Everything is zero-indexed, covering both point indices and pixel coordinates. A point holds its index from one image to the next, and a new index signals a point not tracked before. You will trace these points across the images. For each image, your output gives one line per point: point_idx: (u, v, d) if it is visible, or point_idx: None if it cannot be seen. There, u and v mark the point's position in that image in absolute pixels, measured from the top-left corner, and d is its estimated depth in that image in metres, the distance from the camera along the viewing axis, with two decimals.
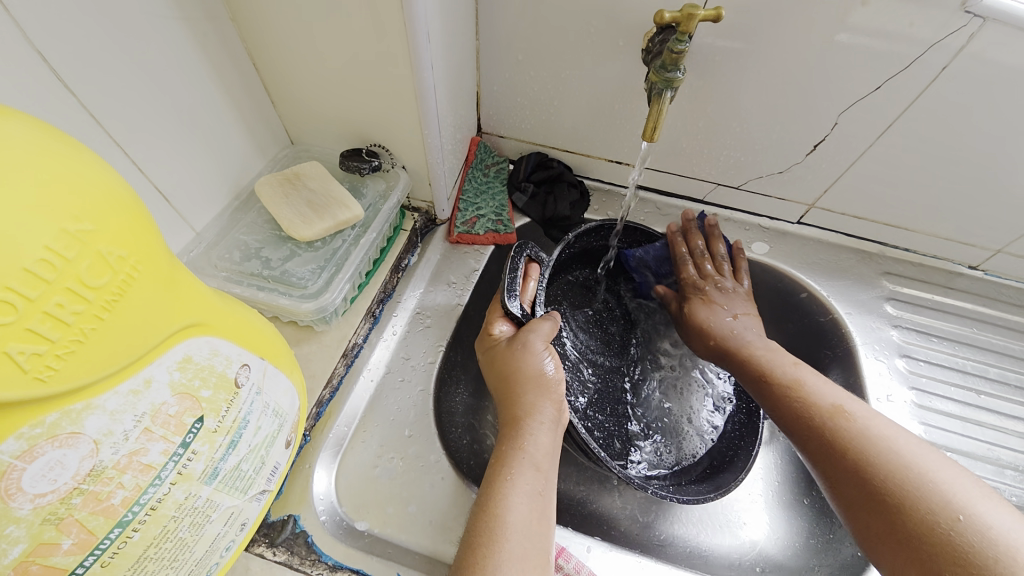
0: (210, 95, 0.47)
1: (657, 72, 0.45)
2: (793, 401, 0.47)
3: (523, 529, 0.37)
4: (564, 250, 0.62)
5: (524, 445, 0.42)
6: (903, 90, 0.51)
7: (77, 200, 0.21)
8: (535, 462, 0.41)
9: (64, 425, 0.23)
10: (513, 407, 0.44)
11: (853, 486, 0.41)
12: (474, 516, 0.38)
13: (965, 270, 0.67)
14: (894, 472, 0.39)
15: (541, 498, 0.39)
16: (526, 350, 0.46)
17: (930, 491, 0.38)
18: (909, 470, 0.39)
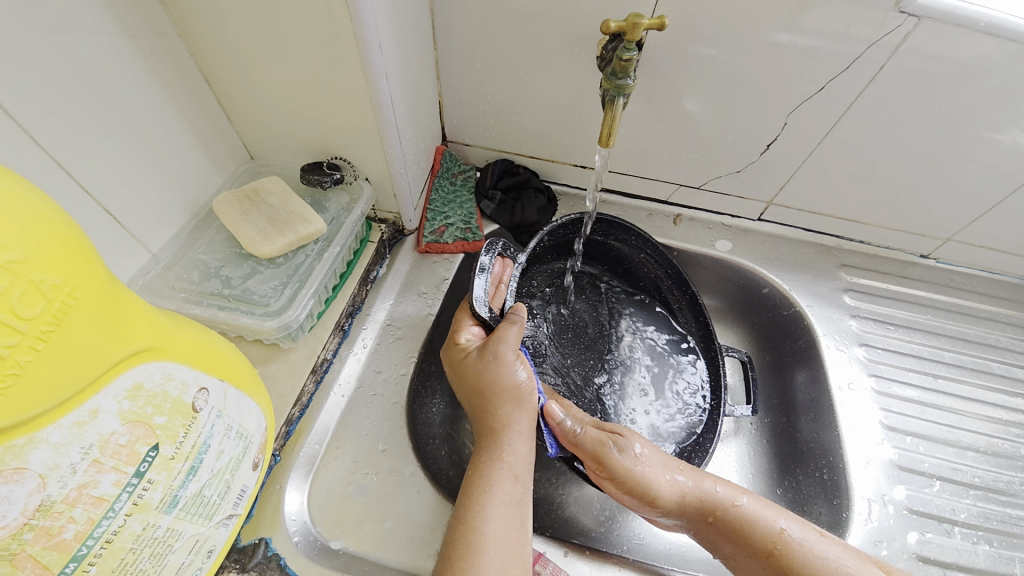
0: (163, 113, 0.46)
1: (608, 78, 0.46)
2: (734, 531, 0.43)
3: (501, 541, 0.37)
4: (538, 244, 0.62)
5: (502, 456, 0.42)
6: (844, 90, 0.53)
7: (5, 228, 0.21)
8: (513, 471, 0.41)
9: (6, 461, 0.22)
10: (490, 419, 0.44)
11: None
12: (452, 529, 0.38)
13: (916, 259, 0.70)
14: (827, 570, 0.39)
15: (519, 506, 0.40)
16: (496, 361, 0.46)
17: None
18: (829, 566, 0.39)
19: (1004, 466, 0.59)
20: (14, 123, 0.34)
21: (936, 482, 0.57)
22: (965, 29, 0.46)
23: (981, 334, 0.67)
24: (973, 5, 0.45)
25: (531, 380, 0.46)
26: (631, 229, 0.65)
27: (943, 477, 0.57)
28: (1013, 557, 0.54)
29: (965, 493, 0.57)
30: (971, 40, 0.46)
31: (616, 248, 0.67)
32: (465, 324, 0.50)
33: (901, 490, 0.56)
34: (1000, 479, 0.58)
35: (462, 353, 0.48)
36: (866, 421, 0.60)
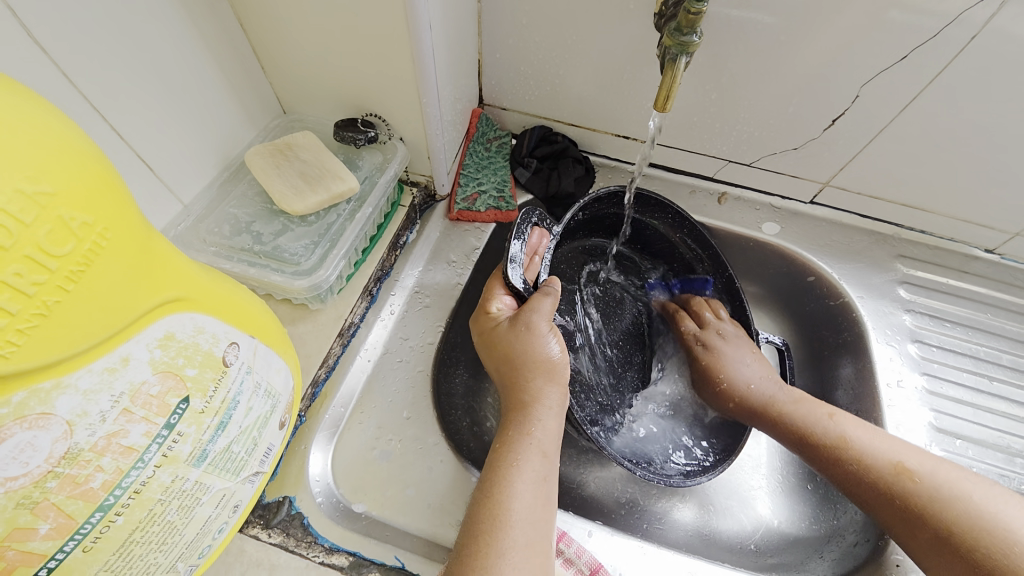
0: (196, 58, 0.44)
1: (671, 35, 0.42)
2: (825, 452, 0.48)
3: (525, 517, 0.36)
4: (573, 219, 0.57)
5: (532, 432, 0.40)
6: (930, 62, 0.48)
7: (33, 158, 0.19)
8: (542, 447, 0.39)
9: (31, 406, 0.21)
10: (519, 393, 0.42)
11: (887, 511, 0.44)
12: (475, 502, 0.37)
13: (981, 253, 0.65)
14: (915, 484, 0.43)
15: (545, 483, 0.38)
16: (528, 332, 0.44)
17: (950, 495, 0.42)
18: (903, 473, 0.44)
19: None
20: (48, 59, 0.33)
21: None
22: None
23: None
24: None
25: (563, 352, 0.44)
26: (669, 207, 0.60)
27: None
28: None
29: None
30: None
31: (652, 227, 0.62)
32: (495, 293, 0.48)
33: None
34: None
35: (493, 323, 0.46)
36: (913, 421, 0.56)
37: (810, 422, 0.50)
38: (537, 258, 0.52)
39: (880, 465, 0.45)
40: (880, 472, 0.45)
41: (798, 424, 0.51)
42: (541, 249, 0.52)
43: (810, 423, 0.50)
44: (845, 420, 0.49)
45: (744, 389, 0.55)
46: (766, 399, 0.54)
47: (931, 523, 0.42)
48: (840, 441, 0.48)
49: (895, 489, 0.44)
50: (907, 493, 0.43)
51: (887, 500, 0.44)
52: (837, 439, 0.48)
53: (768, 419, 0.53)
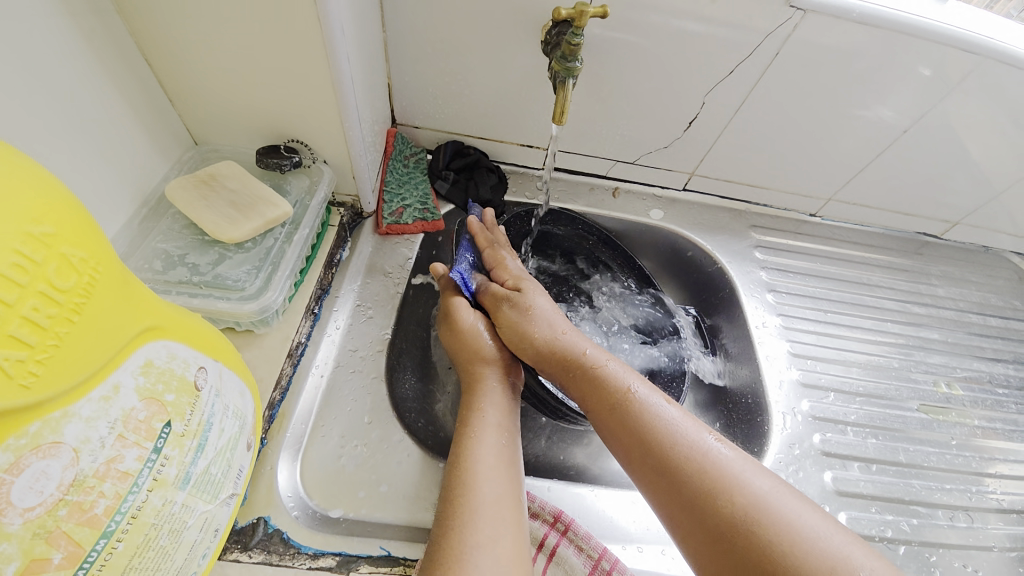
0: (105, 94, 0.43)
1: (559, 61, 0.51)
2: (645, 437, 0.41)
3: (491, 475, 0.41)
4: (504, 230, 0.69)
5: (481, 407, 0.47)
6: (748, 74, 0.63)
7: (35, 202, 0.21)
8: (496, 419, 0.46)
9: (45, 434, 0.22)
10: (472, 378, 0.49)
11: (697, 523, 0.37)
12: (447, 475, 0.41)
13: (808, 218, 0.84)
14: (731, 490, 0.37)
15: (506, 447, 0.44)
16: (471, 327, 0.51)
17: (759, 511, 0.36)
18: (733, 477, 0.38)
19: (880, 376, 0.73)
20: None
21: (830, 393, 0.70)
22: (843, 19, 0.56)
23: (858, 275, 0.82)
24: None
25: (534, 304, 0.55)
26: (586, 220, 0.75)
27: (836, 389, 0.71)
28: (896, 446, 0.68)
29: (854, 400, 0.71)
30: (842, 30, 0.57)
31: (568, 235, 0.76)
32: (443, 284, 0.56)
33: (805, 402, 0.68)
34: (879, 387, 0.73)
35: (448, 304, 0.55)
36: (777, 352, 0.72)
37: (673, 427, 0.41)
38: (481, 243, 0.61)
39: (800, 547, 0.34)
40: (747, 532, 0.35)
41: (641, 422, 0.42)
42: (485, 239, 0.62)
43: (663, 433, 0.41)
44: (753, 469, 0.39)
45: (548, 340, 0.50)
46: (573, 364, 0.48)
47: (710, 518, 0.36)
48: (708, 483, 0.38)
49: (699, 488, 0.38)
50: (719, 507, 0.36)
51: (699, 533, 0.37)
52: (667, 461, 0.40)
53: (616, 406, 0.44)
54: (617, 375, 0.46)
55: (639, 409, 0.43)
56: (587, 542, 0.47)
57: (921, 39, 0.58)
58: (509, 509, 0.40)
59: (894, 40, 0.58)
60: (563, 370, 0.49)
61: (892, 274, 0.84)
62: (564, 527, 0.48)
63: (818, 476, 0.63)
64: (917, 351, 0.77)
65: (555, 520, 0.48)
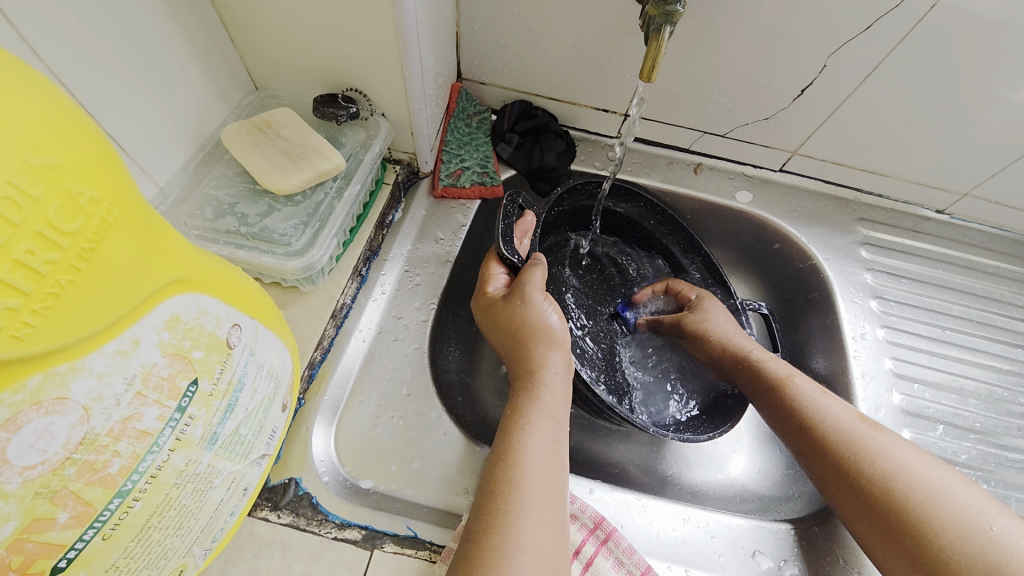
0: (164, 31, 0.41)
1: (656, 4, 0.43)
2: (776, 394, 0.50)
3: (540, 476, 0.37)
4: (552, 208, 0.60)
5: (538, 397, 0.41)
6: (891, 33, 0.50)
7: (34, 128, 0.18)
8: (550, 410, 0.41)
9: (48, 390, 0.20)
10: (525, 361, 0.44)
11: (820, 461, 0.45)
12: (490, 467, 0.38)
13: (933, 214, 0.70)
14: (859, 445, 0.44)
15: (557, 445, 0.39)
16: (527, 303, 0.46)
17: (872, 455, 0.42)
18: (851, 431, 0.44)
19: (1003, 413, 0.61)
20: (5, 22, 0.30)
21: (939, 426, 0.59)
22: None
23: (990, 289, 0.68)
24: None
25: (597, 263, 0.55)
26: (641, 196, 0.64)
27: (946, 422, 0.60)
28: (1012, 498, 0.57)
29: (967, 438, 0.59)
30: None
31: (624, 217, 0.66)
32: (493, 271, 0.51)
33: (906, 433, 0.58)
34: (1001, 425, 0.61)
35: (491, 299, 0.49)
36: (877, 371, 0.61)
37: (843, 426, 0.45)
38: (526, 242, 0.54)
39: (886, 468, 0.41)
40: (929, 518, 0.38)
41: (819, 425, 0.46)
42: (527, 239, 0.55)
43: (879, 469, 0.41)
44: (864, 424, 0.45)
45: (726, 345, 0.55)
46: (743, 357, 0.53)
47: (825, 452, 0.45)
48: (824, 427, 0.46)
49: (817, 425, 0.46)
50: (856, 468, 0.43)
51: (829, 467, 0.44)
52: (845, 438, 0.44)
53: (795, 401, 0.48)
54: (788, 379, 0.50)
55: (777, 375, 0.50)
56: (628, 557, 0.43)
57: None
58: (555, 515, 0.35)
59: None
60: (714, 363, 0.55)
61: None
62: (604, 536, 0.44)
63: None
64: None
65: (595, 527, 0.44)
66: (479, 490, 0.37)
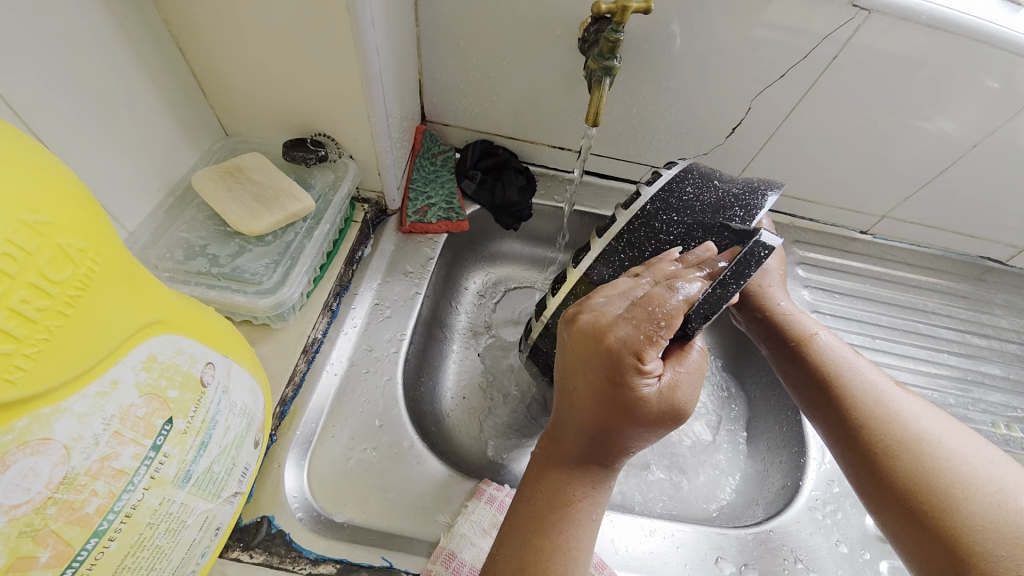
0: (137, 84, 0.44)
1: (596, 59, 0.48)
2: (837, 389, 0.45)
3: (581, 558, 0.37)
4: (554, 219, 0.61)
5: (601, 472, 0.38)
6: (801, 79, 0.58)
7: (32, 187, 0.20)
8: (600, 485, 0.38)
9: (33, 431, 0.21)
10: (613, 443, 0.36)
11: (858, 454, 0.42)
12: (525, 542, 0.37)
13: (857, 234, 0.79)
14: (909, 451, 0.40)
15: (595, 514, 0.38)
16: (668, 396, 0.34)
17: (931, 458, 0.39)
18: (914, 434, 0.41)
19: None
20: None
21: None
22: (909, 21, 0.51)
23: (912, 300, 0.76)
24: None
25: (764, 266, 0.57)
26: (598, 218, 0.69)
27: None
28: None
29: None
30: (910, 33, 0.52)
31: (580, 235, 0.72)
32: (667, 304, 0.35)
33: None
34: None
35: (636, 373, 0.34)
36: None
37: (907, 437, 0.41)
38: (694, 272, 0.38)
39: (938, 467, 0.39)
40: (944, 493, 0.38)
41: (849, 401, 0.44)
42: (682, 284, 0.36)
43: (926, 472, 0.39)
44: (918, 413, 0.43)
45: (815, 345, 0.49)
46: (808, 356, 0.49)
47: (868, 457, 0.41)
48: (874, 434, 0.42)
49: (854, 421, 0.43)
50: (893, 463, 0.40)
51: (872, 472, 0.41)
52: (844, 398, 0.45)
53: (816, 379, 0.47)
54: (829, 350, 0.49)
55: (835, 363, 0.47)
56: (599, 571, 0.44)
57: (996, 48, 0.52)
58: None
59: (967, 49, 0.52)
60: (765, 333, 0.53)
61: (949, 299, 0.77)
62: None
63: (859, 519, 0.53)
64: (975, 387, 0.70)
65: None
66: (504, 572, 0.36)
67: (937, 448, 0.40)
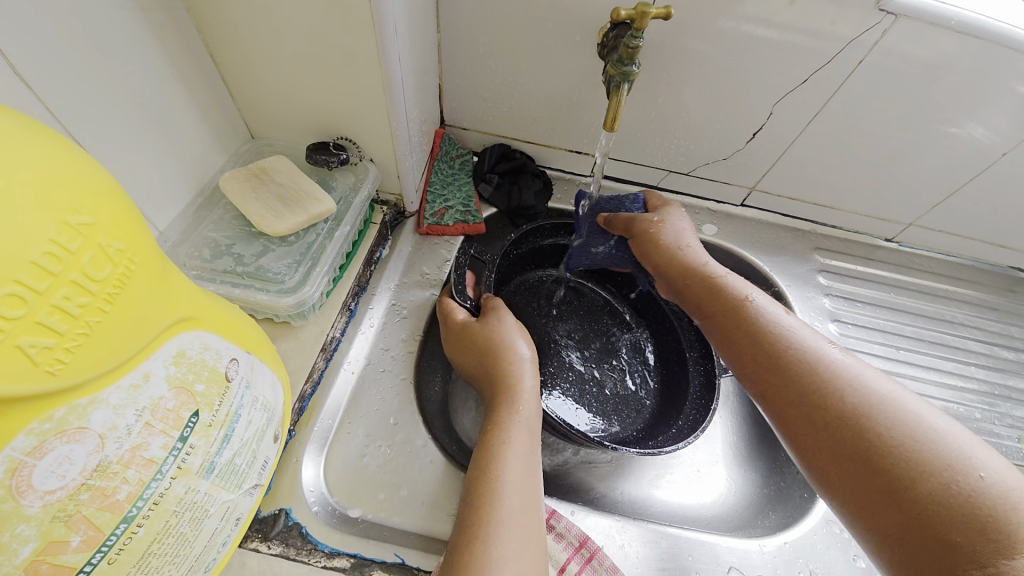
0: (171, 89, 0.46)
1: (614, 65, 0.48)
2: (784, 359, 0.43)
3: (516, 495, 0.39)
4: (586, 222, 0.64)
5: (518, 411, 0.45)
6: (826, 83, 0.57)
7: (74, 191, 0.21)
8: (525, 425, 0.44)
9: (70, 420, 0.22)
10: (501, 379, 0.48)
11: (809, 426, 0.40)
12: (473, 478, 0.40)
13: (882, 242, 0.77)
14: (875, 421, 0.37)
15: (530, 455, 0.42)
16: (501, 325, 0.51)
17: (905, 431, 0.36)
18: (883, 405, 0.38)
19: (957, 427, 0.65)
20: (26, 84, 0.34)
21: None
22: (937, 26, 0.50)
23: (939, 311, 0.74)
24: (946, 6, 0.49)
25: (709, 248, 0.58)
26: None
27: None
28: None
29: None
30: (940, 38, 0.51)
31: None
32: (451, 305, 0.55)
33: None
34: None
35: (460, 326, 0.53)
36: None
37: (873, 407, 0.38)
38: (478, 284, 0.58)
39: (910, 438, 0.36)
40: (913, 467, 0.34)
41: (811, 372, 0.42)
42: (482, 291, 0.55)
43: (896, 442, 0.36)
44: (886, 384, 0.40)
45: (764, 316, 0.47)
46: (756, 325, 0.47)
47: (823, 427, 0.39)
48: (835, 401, 0.39)
49: (807, 391, 0.41)
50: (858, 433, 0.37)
51: (823, 443, 0.39)
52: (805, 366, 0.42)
53: (755, 356, 0.45)
54: (770, 319, 0.47)
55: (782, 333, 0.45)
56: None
57: None
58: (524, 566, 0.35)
59: (999, 54, 0.51)
60: (696, 303, 0.53)
61: (977, 311, 0.75)
62: (589, 555, 0.46)
63: None
64: (1002, 402, 0.67)
65: (580, 546, 0.46)
66: (463, 502, 0.39)
67: (917, 422, 0.37)
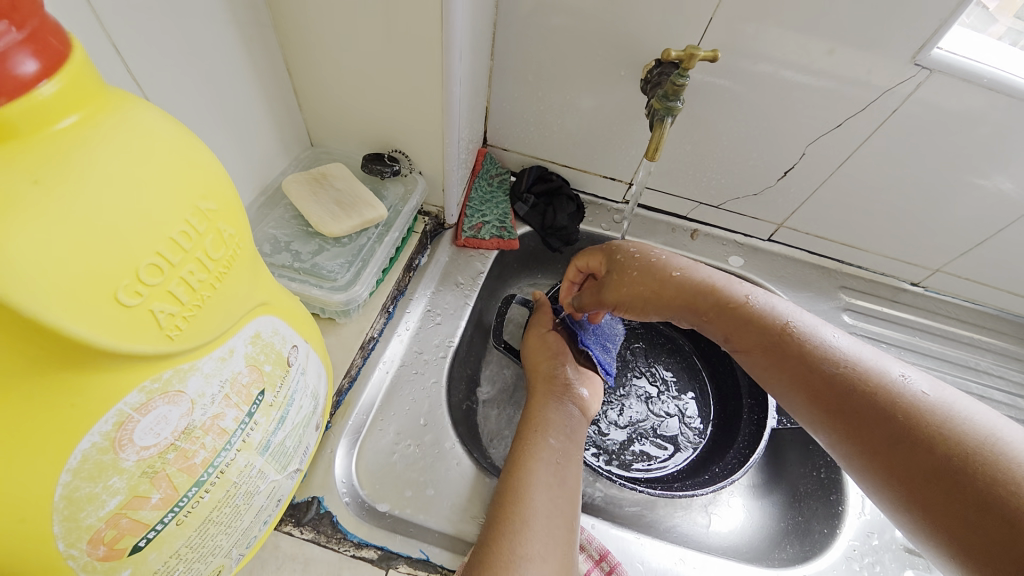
0: (249, 96, 0.50)
1: (660, 100, 0.52)
2: (831, 381, 0.44)
3: (539, 503, 0.43)
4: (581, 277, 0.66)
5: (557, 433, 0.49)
6: (859, 128, 0.60)
7: (205, 181, 0.24)
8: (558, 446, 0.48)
9: (173, 383, 0.25)
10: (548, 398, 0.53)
11: (879, 450, 0.40)
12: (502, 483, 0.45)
13: (907, 286, 0.78)
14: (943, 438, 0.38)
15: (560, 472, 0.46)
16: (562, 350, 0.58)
17: (975, 444, 0.37)
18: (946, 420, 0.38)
19: None
20: (135, 83, 0.38)
21: None
22: (972, 83, 0.52)
23: (964, 358, 0.74)
24: (981, 64, 0.51)
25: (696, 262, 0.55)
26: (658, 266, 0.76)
27: None
28: None
29: None
30: (973, 93, 0.53)
31: None
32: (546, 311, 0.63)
33: None
34: None
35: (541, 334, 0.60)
36: None
37: (938, 423, 0.38)
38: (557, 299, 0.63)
39: (984, 454, 0.36)
40: (994, 479, 0.35)
41: (825, 366, 0.45)
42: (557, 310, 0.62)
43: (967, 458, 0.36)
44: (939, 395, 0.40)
45: (802, 332, 0.48)
46: (796, 343, 0.47)
47: (895, 453, 0.39)
48: (900, 425, 0.39)
49: (869, 416, 0.41)
50: (935, 457, 0.37)
51: (899, 470, 0.39)
52: (858, 387, 0.42)
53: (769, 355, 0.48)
54: (810, 336, 0.47)
55: (823, 352, 0.46)
56: None
57: None
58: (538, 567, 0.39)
59: None
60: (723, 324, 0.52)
61: (1004, 361, 0.74)
62: (608, 569, 0.47)
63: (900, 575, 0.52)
64: None
65: (600, 559, 0.47)
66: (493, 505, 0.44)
67: (931, 404, 0.40)
